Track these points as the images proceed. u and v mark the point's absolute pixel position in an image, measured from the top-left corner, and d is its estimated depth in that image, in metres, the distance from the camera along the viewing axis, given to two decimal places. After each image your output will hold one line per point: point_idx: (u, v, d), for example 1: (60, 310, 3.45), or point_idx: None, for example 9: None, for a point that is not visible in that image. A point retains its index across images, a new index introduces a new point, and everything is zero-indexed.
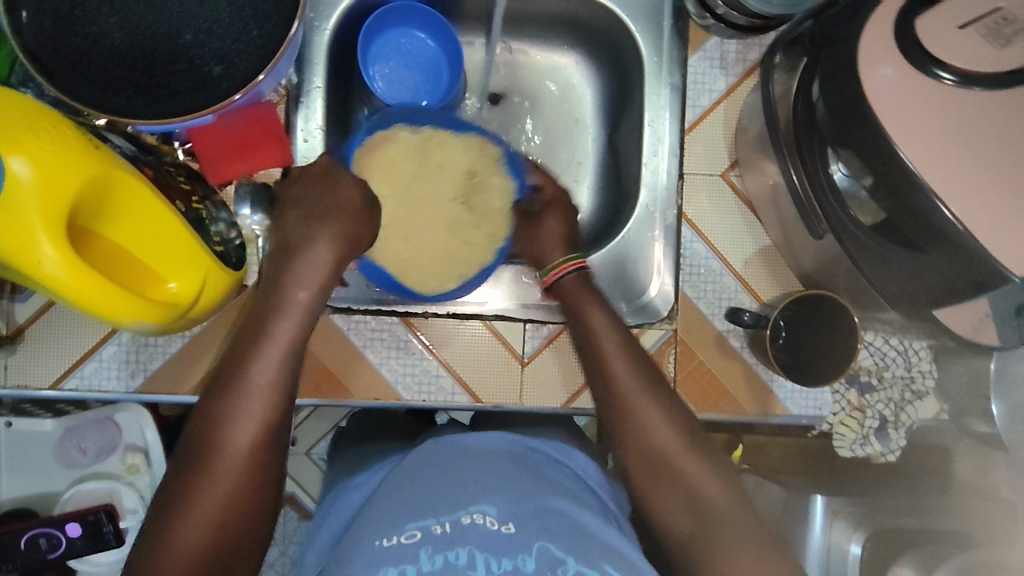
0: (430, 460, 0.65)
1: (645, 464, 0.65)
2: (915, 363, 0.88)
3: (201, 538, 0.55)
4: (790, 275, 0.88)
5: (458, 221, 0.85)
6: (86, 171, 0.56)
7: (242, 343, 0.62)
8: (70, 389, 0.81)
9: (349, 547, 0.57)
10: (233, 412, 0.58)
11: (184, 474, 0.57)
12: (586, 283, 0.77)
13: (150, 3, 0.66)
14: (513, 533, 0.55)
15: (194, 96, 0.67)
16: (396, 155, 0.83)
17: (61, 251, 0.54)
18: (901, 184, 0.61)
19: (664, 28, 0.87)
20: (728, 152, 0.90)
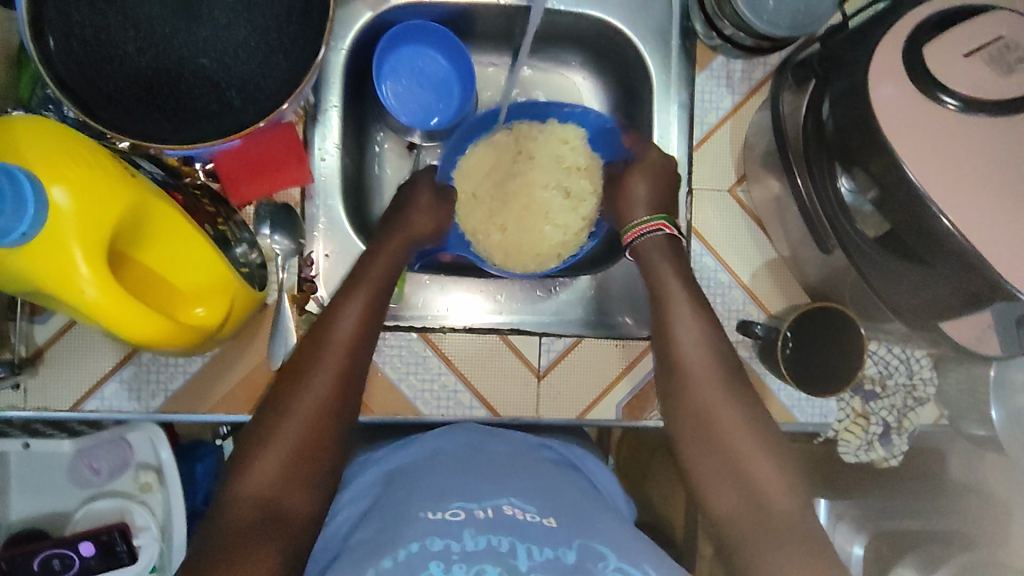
0: (473, 457, 0.77)
1: (704, 453, 0.71)
2: (916, 370, 0.90)
3: (279, 470, 0.64)
4: (795, 286, 0.91)
5: (556, 206, 0.90)
6: (125, 199, 0.57)
7: (326, 314, 0.75)
8: (90, 410, 0.81)
9: (397, 513, 0.67)
10: (315, 369, 0.69)
11: (265, 436, 0.66)
12: (659, 246, 0.83)
13: (176, 28, 0.67)
14: (555, 527, 0.66)
15: (220, 120, 0.68)
16: (489, 151, 0.88)
17: (97, 278, 0.54)
18: (908, 202, 0.64)
19: (672, 48, 0.90)
20: (736, 168, 0.92)
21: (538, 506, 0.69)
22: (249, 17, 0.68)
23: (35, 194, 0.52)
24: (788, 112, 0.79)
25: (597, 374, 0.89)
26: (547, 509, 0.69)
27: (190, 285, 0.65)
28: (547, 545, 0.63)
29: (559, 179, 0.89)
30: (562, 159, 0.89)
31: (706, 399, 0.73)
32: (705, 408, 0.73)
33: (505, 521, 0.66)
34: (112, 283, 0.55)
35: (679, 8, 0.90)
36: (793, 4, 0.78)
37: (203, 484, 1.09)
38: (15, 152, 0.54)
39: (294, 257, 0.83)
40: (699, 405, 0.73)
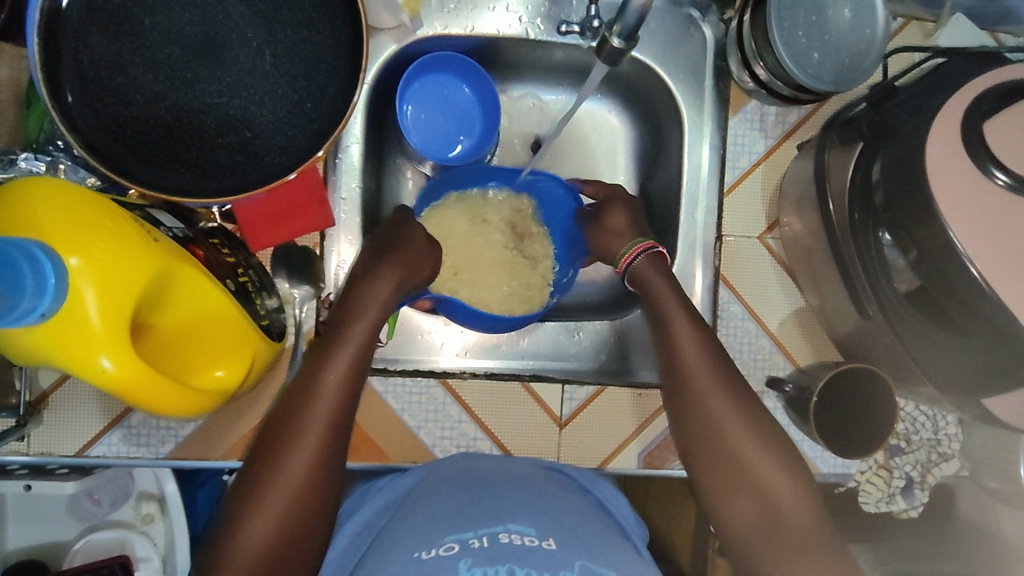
0: (472, 486, 0.73)
1: (712, 471, 0.70)
2: (942, 426, 0.89)
3: (267, 539, 0.60)
4: (823, 337, 0.89)
5: (513, 264, 0.92)
6: (146, 265, 0.54)
7: (313, 363, 0.69)
8: (96, 456, 0.78)
9: (388, 554, 0.64)
10: (298, 431, 0.64)
11: (247, 500, 0.61)
12: (658, 267, 0.79)
13: (197, 72, 0.63)
14: (555, 548, 0.62)
15: (246, 170, 0.66)
16: (448, 218, 0.90)
17: (121, 353, 0.51)
18: (952, 276, 0.62)
19: (706, 89, 0.87)
20: (767, 214, 0.90)
21: (539, 528, 0.65)
22: (276, 62, 0.65)
23: (55, 269, 0.48)
24: (829, 168, 0.77)
25: (620, 423, 0.87)
26: (546, 531, 0.65)
27: (212, 348, 0.61)
28: (548, 569, 0.59)
29: (514, 242, 0.93)
30: (514, 222, 0.93)
31: (716, 409, 0.71)
32: (724, 427, 0.70)
33: (502, 548, 0.62)
34: (134, 357, 0.52)
35: (715, 48, 0.87)
36: (836, 57, 0.77)
37: (206, 512, 1.06)
38: (31, 222, 0.50)
39: (311, 300, 0.81)
40: (708, 411, 0.71)
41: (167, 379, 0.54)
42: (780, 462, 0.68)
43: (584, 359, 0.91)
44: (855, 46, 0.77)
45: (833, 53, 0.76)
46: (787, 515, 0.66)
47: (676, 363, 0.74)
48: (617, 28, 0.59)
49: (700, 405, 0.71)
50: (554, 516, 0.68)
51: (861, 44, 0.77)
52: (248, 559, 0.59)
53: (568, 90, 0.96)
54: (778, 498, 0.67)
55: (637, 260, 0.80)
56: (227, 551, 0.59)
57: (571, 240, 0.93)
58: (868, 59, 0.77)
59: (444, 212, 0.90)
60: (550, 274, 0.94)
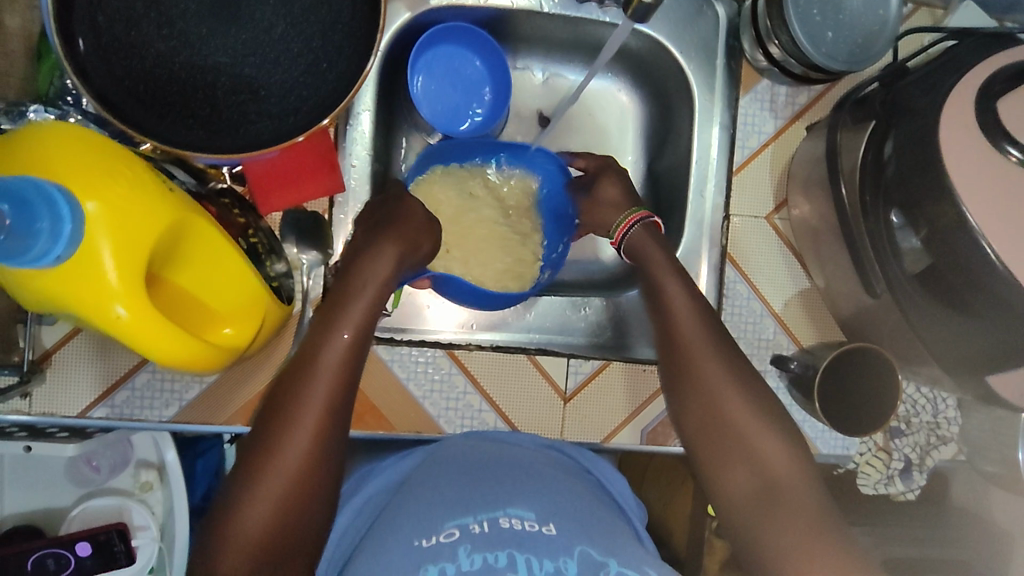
0: (471, 467, 0.73)
1: (710, 440, 0.67)
2: (941, 410, 0.90)
3: (267, 520, 0.56)
4: (826, 318, 0.90)
5: (505, 237, 0.92)
6: (160, 215, 0.53)
7: (314, 333, 0.64)
8: (99, 418, 0.78)
9: (387, 535, 0.63)
10: (297, 406, 0.59)
11: (244, 480, 0.57)
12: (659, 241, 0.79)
13: (213, 28, 0.63)
14: (554, 534, 0.62)
15: (260, 128, 0.66)
16: (438, 193, 0.89)
17: (134, 299, 0.51)
18: (962, 251, 0.62)
19: (717, 67, 0.87)
20: (775, 194, 0.91)
21: (539, 512, 0.65)
22: (294, 21, 0.64)
23: (70, 210, 0.49)
24: (842, 148, 0.77)
25: (626, 398, 0.88)
26: (546, 514, 0.65)
27: (224, 304, 0.61)
28: (547, 556, 0.60)
29: (504, 216, 0.93)
30: (501, 196, 0.93)
31: (716, 379, 0.68)
32: (726, 396, 0.67)
33: (501, 533, 0.62)
34: (148, 304, 0.52)
35: (727, 27, 0.87)
36: (850, 37, 0.76)
37: (205, 482, 1.06)
38: (49, 165, 0.50)
39: (319, 267, 0.80)
40: (706, 382, 0.68)
41: (180, 331, 0.54)
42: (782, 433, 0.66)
43: (590, 333, 0.91)
44: (868, 26, 0.77)
45: (847, 33, 0.76)
46: (782, 481, 0.63)
47: (674, 341, 0.71)
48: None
49: (699, 382, 0.69)
50: (554, 499, 0.68)
51: (874, 24, 0.77)
52: (249, 540, 0.55)
53: (580, 67, 0.96)
54: (772, 469, 0.64)
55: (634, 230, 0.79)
56: (224, 533, 0.56)
57: (560, 214, 0.93)
58: (881, 39, 0.77)
59: (432, 184, 0.89)
60: (539, 249, 0.93)
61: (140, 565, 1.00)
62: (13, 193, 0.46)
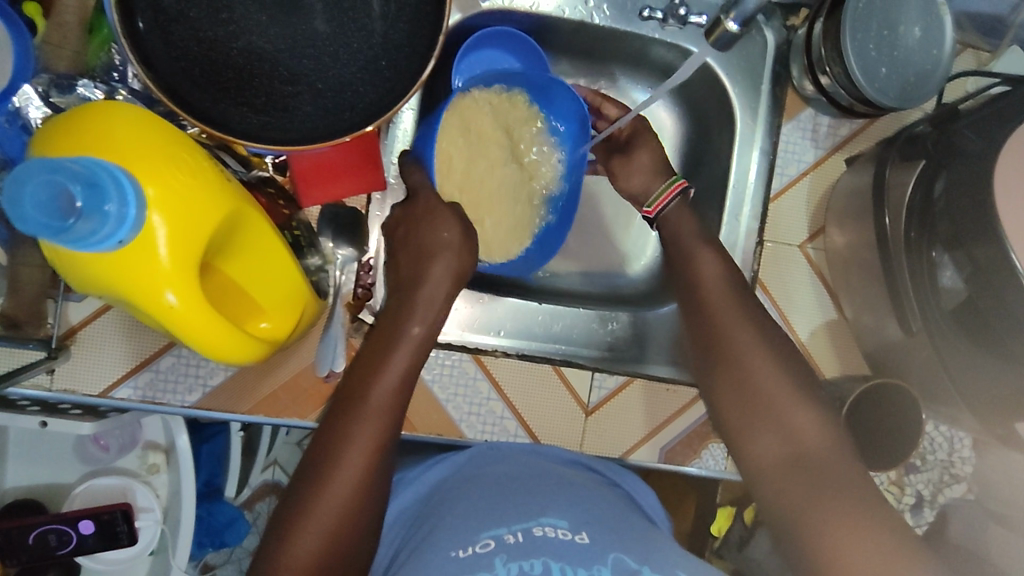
0: (502, 481, 0.73)
1: (739, 448, 0.67)
2: (957, 449, 0.90)
3: (316, 550, 0.56)
4: (851, 350, 0.90)
5: (513, 176, 0.89)
6: (219, 210, 0.52)
7: (363, 366, 0.64)
8: (119, 399, 0.77)
9: (425, 548, 0.64)
10: (347, 438, 0.59)
11: (292, 512, 0.57)
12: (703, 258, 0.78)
13: (275, 19, 0.63)
14: (589, 542, 0.62)
15: (313, 122, 0.65)
16: (449, 143, 0.82)
17: (185, 289, 0.50)
18: (1005, 292, 0.63)
19: (762, 92, 0.87)
20: (810, 223, 0.91)
21: (572, 521, 0.65)
22: (357, 18, 0.64)
23: (134, 194, 0.48)
24: (889, 183, 0.77)
25: (646, 416, 0.88)
26: (579, 524, 0.65)
27: (267, 296, 0.60)
28: (582, 565, 0.59)
29: (511, 152, 0.88)
30: (514, 136, 0.87)
31: (765, 383, 0.66)
32: (777, 404, 0.65)
33: (536, 542, 0.62)
34: (198, 294, 0.51)
35: (776, 53, 0.87)
36: (903, 74, 0.77)
37: (210, 467, 1.05)
38: (115, 148, 0.50)
39: (353, 263, 0.80)
40: (738, 389, 0.67)
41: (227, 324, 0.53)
42: (837, 446, 0.63)
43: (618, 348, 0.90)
44: (921, 65, 0.77)
45: (900, 71, 0.77)
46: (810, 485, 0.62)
47: (710, 358, 0.70)
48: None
49: (738, 385, 0.67)
50: (589, 512, 0.68)
51: (927, 63, 0.77)
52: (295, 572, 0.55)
53: (643, 86, 0.96)
54: (812, 463, 0.62)
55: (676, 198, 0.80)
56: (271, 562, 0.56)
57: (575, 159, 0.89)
58: (933, 78, 0.77)
59: (444, 136, 0.81)
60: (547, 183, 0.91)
61: (143, 546, 0.99)
62: (83, 173, 0.46)
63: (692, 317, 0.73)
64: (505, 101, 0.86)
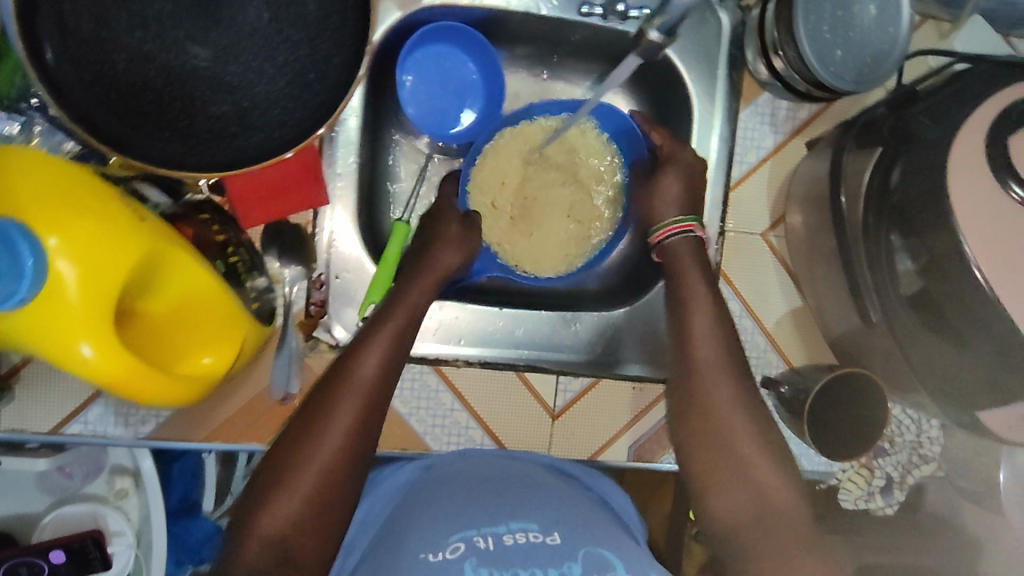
0: (477, 478, 0.72)
1: (699, 452, 0.67)
2: (925, 430, 0.91)
3: (296, 510, 0.57)
4: (817, 337, 0.90)
5: (574, 201, 0.88)
6: (132, 250, 0.50)
7: (351, 346, 0.66)
8: (71, 436, 0.74)
9: (396, 551, 0.62)
10: (335, 408, 0.61)
11: (272, 475, 0.59)
12: (691, 250, 0.76)
13: (191, 34, 0.58)
14: (559, 542, 0.62)
15: (241, 143, 0.62)
16: (501, 160, 0.86)
17: (100, 337, 0.48)
18: (957, 281, 0.62)
19: (718, 78, 0.84)
20: (772, 211, 0.89)
21: (543, 522, 0.64)
22: (278, 32, 0.60)
23: (33, 248, 0.45)
24: (847, 169, 0.75)
25: (613, 417, 0.87)
26: (549, 523, 0.64)
27: (201, 334, 0.58)
28: (552, 567, 0.59)
29: (574, 176, 0.88)
30: (576, 160, 0.88)
31: None
32: None
33: (506, 551, 0.60)
34: (115, 343, 0.49)
35: (731, 36, 0.84)
36: (859, 56, 0.74)
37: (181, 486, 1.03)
38: (12, 196, 0.47)
39: (301, 281, 0.78)
40: None
41: (151, 370, 0.51)
42: None
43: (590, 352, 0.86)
44: (878, 46, 0.74)
45: (856, 52, 0.74)
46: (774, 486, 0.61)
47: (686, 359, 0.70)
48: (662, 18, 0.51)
49: (702, 393, 0.68)
50: (559, 510, 0.67)
51: (884, 43, 0.73)
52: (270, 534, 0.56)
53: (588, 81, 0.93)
54: None
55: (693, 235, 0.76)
56: (247, 527, 0.56)
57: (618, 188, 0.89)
58: (891, 58, 0.73)
59: (499, 154, 0.86)
60: (610, 205, 0.90)
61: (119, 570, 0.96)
62: None
63: (676, 322, 0.73)
64: (574, 129, 0.87)
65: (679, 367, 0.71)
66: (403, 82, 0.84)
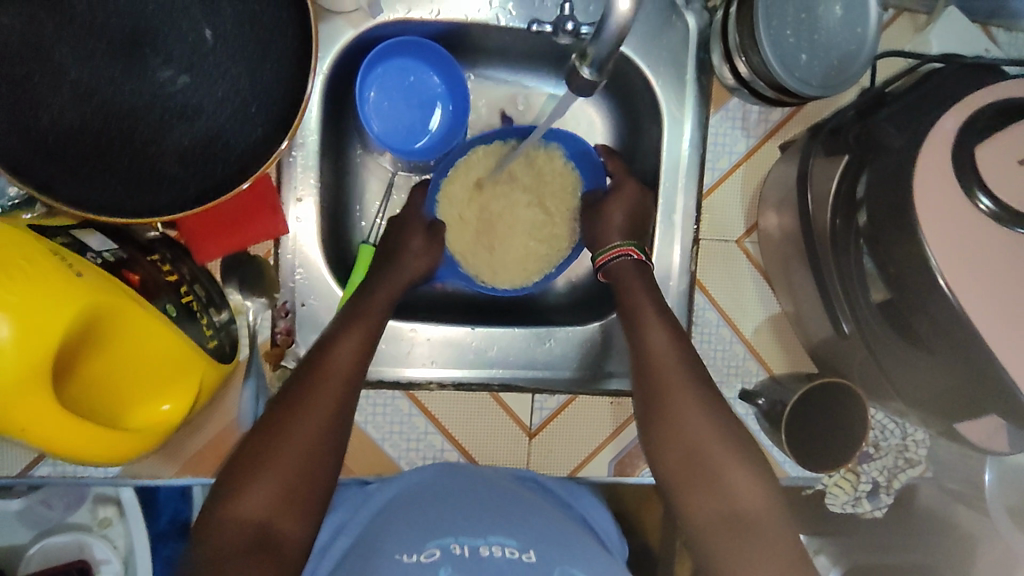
0: (457, 489, 0.72)
1: (670, 466, 0.67)
2: (909, 432, 0.89)
3: (272, 493, 0.58)
4: (796, 343, 0.88)
5: (534, 223, 0.84)
6: (65, 299, 0.49)
7: (325, 339, 0.69)
8: (40, 476, 0.77)
9: (371, 553, 0.62)
10: (310, 396, 0.63)
11: (247, 461, 0.60)
12: (635, 272, 0.76)
13: (126, 74, 0.57)
14: (535, 560, 0.60)
15: (185, 183, 0.60)
16: (467, 175, 0.81)
17: (31, 389, 0.47)
18: (925, 291, 0.60)
19: (687, 83, 0.81)
20: (747, 217, 0.87)
21: (521, 539, 0.62)
22: (215, 66, 0.58)
23: None
24: (815, 176, 0.73)
25: (592, 432, 0.85)
26: (528, 542, 0.62)
27: (152, 382, 0.58)
28: None
29: (536, 197, 0.83)
30: (542, 183, 0.83)
31: None
32: None
33: (481, 561, 0.60)
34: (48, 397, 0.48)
35: (698, 39, 0.81)
36: (825, 60, 0.72)
37: None
38: None
39: (266, 311, 0.77)
40: None
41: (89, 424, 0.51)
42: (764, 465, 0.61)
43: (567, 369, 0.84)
44: (844, 46, 0.72)
45: (821, 55, 0.72)
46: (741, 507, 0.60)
47: (655, 375, 0.69)
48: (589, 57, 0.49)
49: (672, 415, 0.67)
50: (536, 529, 0.65)
51: (851, 44, 0.72)
52: (245, 518, 0.57)
53: (557, 79, 0.87)
54: None
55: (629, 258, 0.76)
56: (222, 513, 0.57)
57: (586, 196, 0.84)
58: (858, 59, 0.72)
59: (462, 170, 0.81)
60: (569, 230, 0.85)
61: None
62: None
63: (632, 336, 0.73)
64: (543, 156, 0.82)
65: (649, 385, 0.70)
66: (365, 96, 0.79)
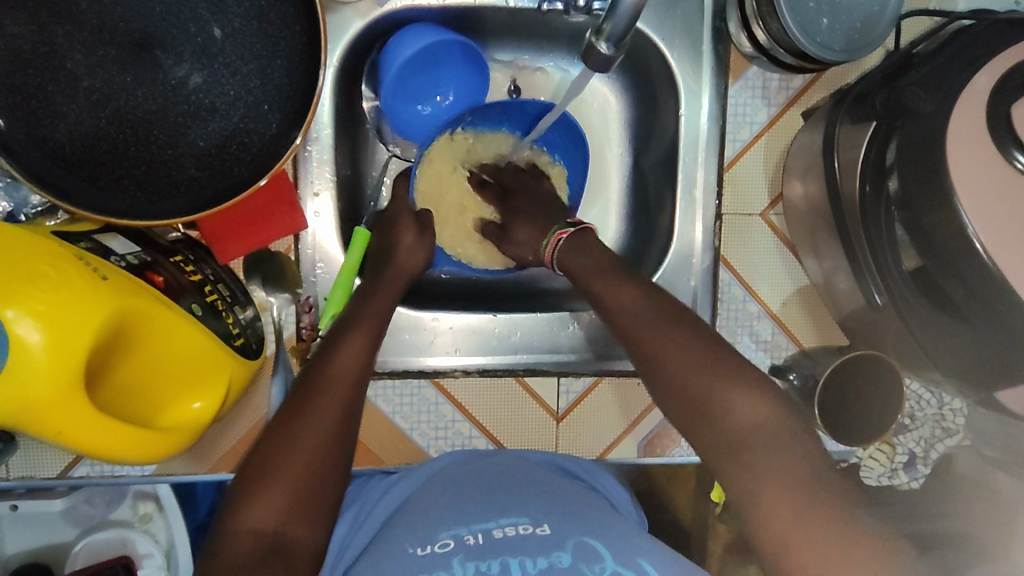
0: (469, 477, 0.71)
1: None
2: (947, 401, 0.87)
3: (279, 502, 0.56)
4: (825, 315, 0.87)
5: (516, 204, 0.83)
6: (90, 299, 0.49)
7: (328, 342, 0.66)
8: (80, 477, 0.77)
9: (386, 545, 0.62)
10: (314, 400, 0.61)
11: (252, 471, 0.57)
12: (577, 248, 0.72)
13: (139, 78, 0.56)
14: (550, 533, 0.60)
15: (203, 185, 0.60)
16: (434, 171, 0.80)
17: (67, 389, 0.47)
18: (959, 256, 0.58)
19: (704, 53, 0.79)
20: (770, 188, 0.85)
21: (534, 515, 0.63)
22: (226, 62, 0.58)
23: None
24: (841, 143, 0.71)
25: (619, 413, 0.85)
26: (542, 518, 0.63)
27: (181, 380, 0.59)
28: (541, 559, 0.58)
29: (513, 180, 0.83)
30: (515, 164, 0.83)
31: None
32: None
33: (495, 544, 0.60)
34: (81, 398, 0.48)
35: (714, 7, 0.78)
36: (849, 22, 0.69)
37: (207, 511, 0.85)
38: None
39: (290, 307, 0.78)
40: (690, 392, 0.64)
41: (122, 424, 0.51)
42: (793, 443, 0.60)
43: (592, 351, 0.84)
44: (868, 7, 0.69)
45: (845, 18, 0.69)
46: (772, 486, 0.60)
47: None
48: (606, 32, 0.49)
49: (652, 366, 0.62)
50: (552, 504, 0.65)
51: (874, 4, 0.69)
52: (253, 527, 0.54)
53: (574, 59, 0.86)
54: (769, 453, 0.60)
55: (561, 242, 0.73)
56: (230, 523, 0.55)
57: None
58: (881, 21, 0.70)
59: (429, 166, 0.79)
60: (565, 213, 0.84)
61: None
62: None
63: None
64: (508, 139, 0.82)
65: None
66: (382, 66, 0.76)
